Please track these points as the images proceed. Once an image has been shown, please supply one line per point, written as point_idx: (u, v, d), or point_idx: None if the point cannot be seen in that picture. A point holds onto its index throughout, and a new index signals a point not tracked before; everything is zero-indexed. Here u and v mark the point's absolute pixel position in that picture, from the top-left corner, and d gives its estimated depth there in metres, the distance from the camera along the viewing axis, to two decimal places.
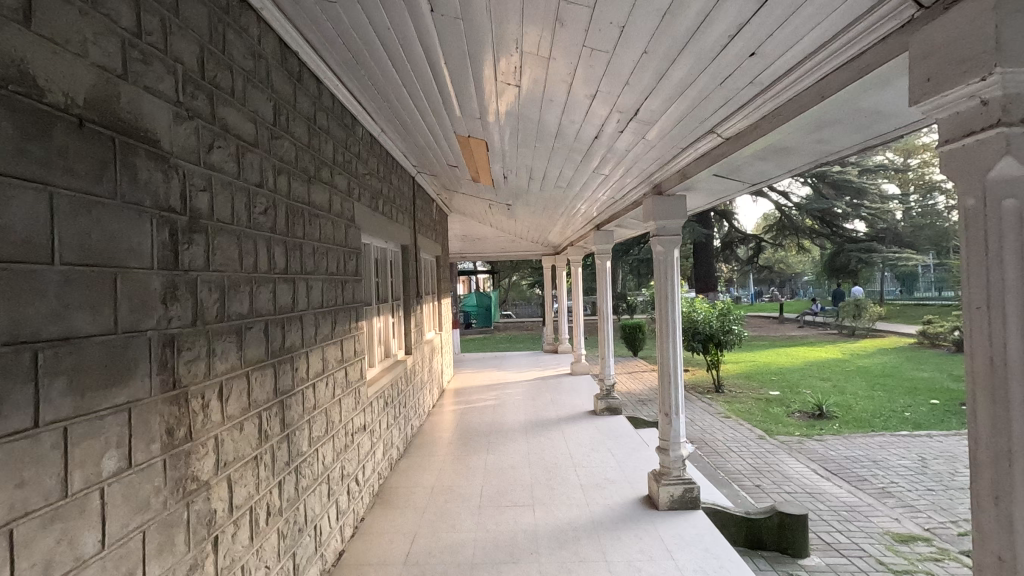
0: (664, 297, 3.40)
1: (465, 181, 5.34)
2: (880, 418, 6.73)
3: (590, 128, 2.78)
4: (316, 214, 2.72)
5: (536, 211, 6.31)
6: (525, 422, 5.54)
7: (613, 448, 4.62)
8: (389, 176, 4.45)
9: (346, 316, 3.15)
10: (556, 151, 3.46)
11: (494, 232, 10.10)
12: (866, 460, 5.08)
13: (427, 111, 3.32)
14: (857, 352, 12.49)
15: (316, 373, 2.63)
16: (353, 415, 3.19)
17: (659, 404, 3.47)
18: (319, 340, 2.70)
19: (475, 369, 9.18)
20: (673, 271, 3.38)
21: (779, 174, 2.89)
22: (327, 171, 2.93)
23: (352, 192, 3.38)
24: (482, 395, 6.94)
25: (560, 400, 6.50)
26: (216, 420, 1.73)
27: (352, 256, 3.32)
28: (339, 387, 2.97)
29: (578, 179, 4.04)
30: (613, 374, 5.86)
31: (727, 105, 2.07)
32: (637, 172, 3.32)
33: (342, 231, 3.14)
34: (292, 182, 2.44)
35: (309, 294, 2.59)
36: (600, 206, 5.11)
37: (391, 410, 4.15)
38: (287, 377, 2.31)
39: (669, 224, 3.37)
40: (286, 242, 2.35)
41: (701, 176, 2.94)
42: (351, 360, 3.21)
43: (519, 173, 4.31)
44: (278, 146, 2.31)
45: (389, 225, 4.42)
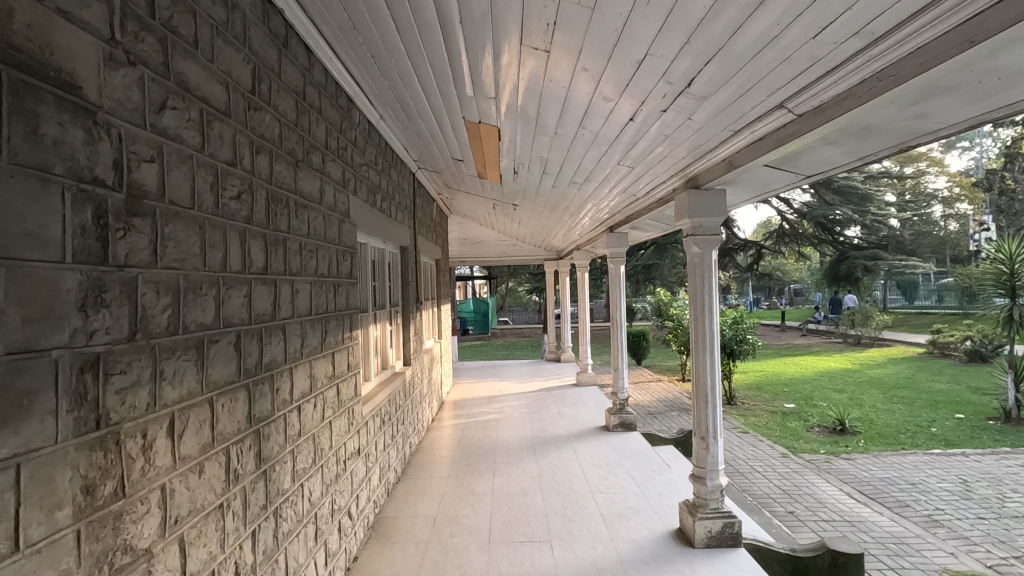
0: (700, 305, 3.01)
1: (470, 178, 4.94)
2: (906, 434, 6.36)
3: (626, 107, 2.39)
4: (304, 205, 2.31)
5: (543, 211, 5.92)
6: (533, 439, 5.11)
7: (632, 470, 4.21)
8: (388, 170, 4.04)
9: (339, 324, 2.73)
10: (579, 139, 3.06)
11: (495, 236, 9.70)
12: (903, 483, 4.69)
13: (434, 92, 2.92)
14: (867, 361, 12.13)
15: (302, 393, 2.22)
16: (346, 439, 2.78)
17: (694, 426, 3.06)
18: (307, 353, 2.29)
19: (476, 378, 8.74)
20: (712, 277, 2.99)
21: (843, 165, 2.50)
22: (318, 157, 2.52)
23: (347, 183, 2.98)
24: (484, 407, 6.50)
25: (568, 413, 6.08)
26: (164, 464, 1.31)
27: (347, 256, 2.91)
28: (330, 408, 2.56)
29: (599, 173, 3.65)
30: (626, 387, 5.44)
31: (812, 69, 1.68)
32: (672, 163, 2.94)
33: (336, 226, 2.74)
34: (275, 165, 2.04)
35: (295, 300, 2.18)
36: (617, 207, 4.71)
37: (388, 429, 3.74)
38: (265, 400, 1.89)
39: (706, 221, 2.98)
40: (266, 236, 1.94)
41: (751, 166, 2.55)
42: (344, 375, 2.79)
43: (531, 167, 3.91)
44: (257, 120, 1.90)
45: (388, 223, 4.02)
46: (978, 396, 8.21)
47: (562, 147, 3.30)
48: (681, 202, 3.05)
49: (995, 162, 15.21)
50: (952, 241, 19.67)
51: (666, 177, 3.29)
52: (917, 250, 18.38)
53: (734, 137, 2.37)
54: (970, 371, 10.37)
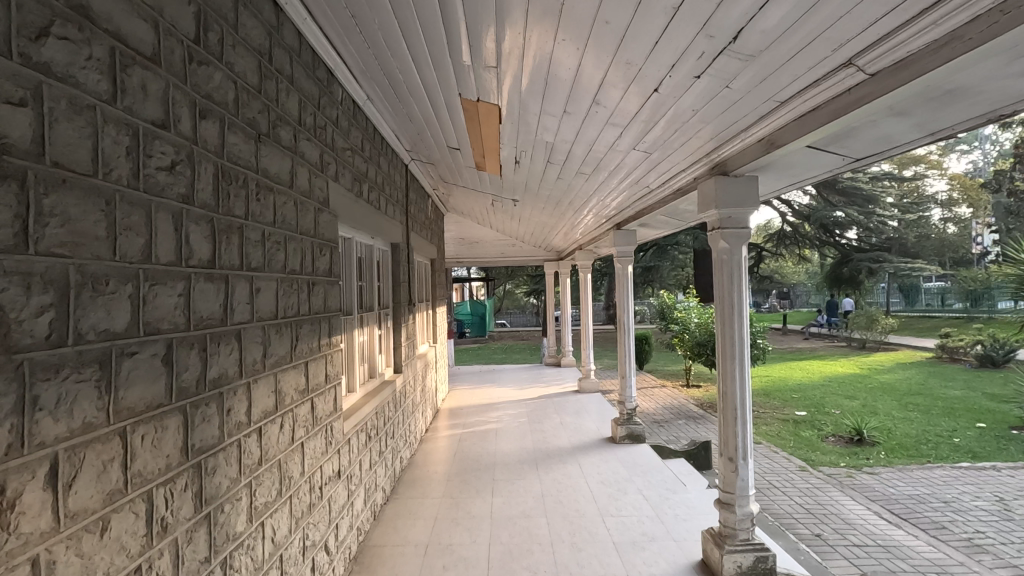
0: (728, 309, 2.64)
1: (468, 170, 4.57)
2: (928, 445, 6.03)
3: (652, 76, 2.02)
4: (268, 187, 1.94)
5: (544, 207, 5.57)
6: (535, 452, 4.74)
7: (644, 488, 3.84)
8: (377, 159, 3.68)
9: (313, 329, 2.35)
10: (589, 120, 2.69)
11: (493, 235, 9.34)
12: (935, 501, 4.33)
13: (425, 63, 2.54)
14: (875, 366, 11.80)
15: (264, 414, 1.85)
16: (323, 461, 2.41)
17: (720, 446, 2.69)
18: (271, 365, 1.92)
19: (472, 384, 8.36)
20: (741, 276, 2.63)
21: (904, 148, 2.14)
22: (288, 133, 2.15)
23: (326, 167, 2.60)
24: (482, 416, 6.12)
25: (570, 423, 5.72)
26: (37, 529, 0.94)
27: (325, 250, 2.54)
28: (302, 428, 2.19)
29: (609, 162, 3.29)
30: (634, 396, 5.07)
31: (903, 10, 1.31)
32: (697, 145, 2.57)
33: (310, 216, 2.36)
34: (228, 134, 1.66)
35: (254, 300, 1.80)
36: (626, 202, 4.34)
37: (375, 445, 3.37)
38: (209, 426, 1.51)
39: (735, 212, 2.62)
40: (215, 221, 1.57)
41: (794, 146, 2.19)
42: (320, 389, 2.42)
43: (535, 155, 3.55)
44: (203, 77, 1.53)
45: (377, 217, 3.65)
46: (998, 404, 7.87)
47: (569, 131, 2.93)
48: (706, 189, 2.69)
49: (1003, 164, 14.93)
50: (956, 243, 19.38)
51: (687, 165, 2.92)
52: (922, 253, 18.11)
53: (780, 110, 2.01)
54: (984, 376, 10.04)
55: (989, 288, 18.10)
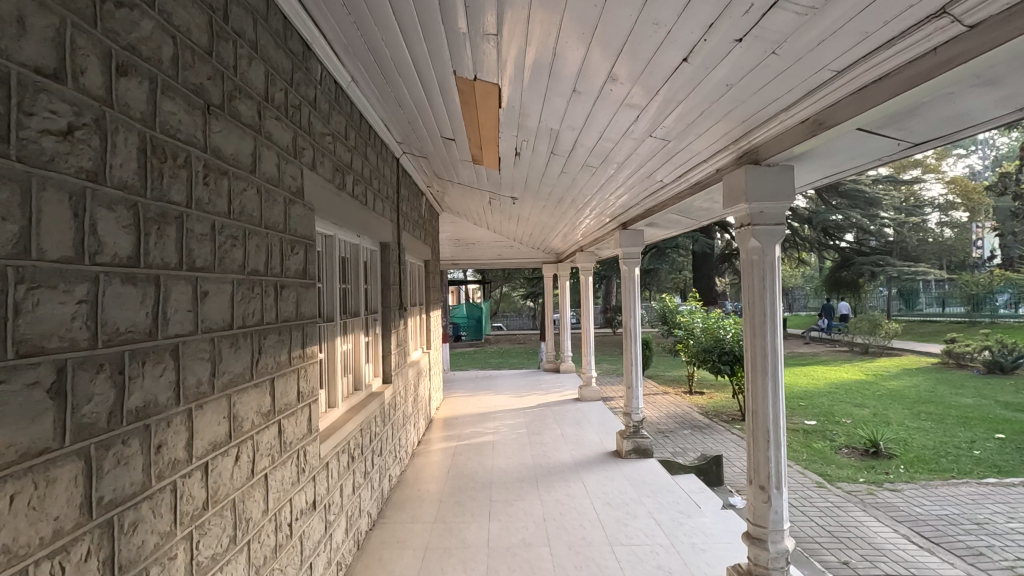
0: (760, 318, 2.32)
1: (464, 164, 4.24)
2: (948, 458, 5.74)
3: (681, 43, 1.70)
4: (221, 170, 1.60)
5: (546, 206, 5.26)
6: (535, 468, 4.39)
7: (655, 511, 3.52)
8: (364, 149, 3.35)
9: (282, 339, 2.01)
10: (601, 102, 2.37)
11: (490, 236, 9.01)
12: (967, 523, 4.02)
13: (414, 35, 2.20)
14: (880, 372, 11.50)
15: (212, 447, 1.51)
16: (293, 493, 2.07)
17: (750, 472, 2.36)
18: (223, 385, 1.57)
19: (468, 391, 8.04)
20: (775, 280, 2.31)
21: (977, 129, 1.83)
22: (250, 108, 1.81)
23: (300, 153, 2.26)
24: (477, 426, 5.77)
25: (572, 435, 5.39)
26: None
27: (298, 247, 2.20)
28: (266, 458, 1.85)
29: (620, 153, 2.96)
30: (641, 408, 4.74)
31: None
32: (724, 129, 2.26)
33: (278, 207, 2.02)
34: (161, 100, 1.32)
35: (199, 306, 1.46)
36: (633, 199, 4.01)
37: (359, 465, 3.03)
38: (129, 470, 1.17)
39: (769, 206, 2.30)
40: (140, 207, 1.23)
41: (846, 127, 1.87)
42: (291, 409, 2.08)
43: (537, 146, 3.22)
44: (124, 24, 1.20)
45: (363, 213, 3.31)
46: (1014, 413, 7.59)
47: (578, 116, 2.61)
48: (734, 179, 2.37)
49: (1007, 166, 14.73)
50: (958, 247, 19.15)
51: (710, 155, 2.60)
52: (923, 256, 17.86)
53: (835, 81, 1.69)
54: (994, 384, 9.75)
55: (992, 292, 17.88)
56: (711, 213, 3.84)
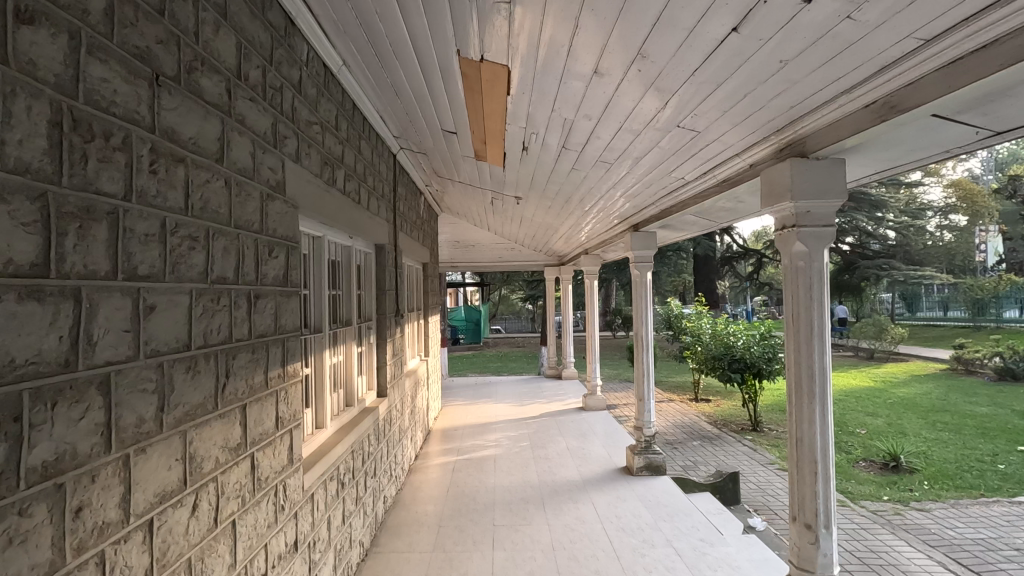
0: (807, 332, 2.03)
1: (465, 160, 3.95)
2: (972, 472, 5.46)
3: (733, 8, 1.41)
4: (177, 155, 1.31)
5: (551, 206, 4.98)
6: (540, 487, 4.10)
7: (674, 539, 3.23)
8: (357, 142, 3.06)
9: (256, 358, 1.71)
10: (624, 85, 2.08)
11: (491, 238, 8.71)
12: (1006, 549, 3.73)
13: (412, 7, 1.90)
14: (889, 379, 11.23)
15: (158, 498, 1.21)
16: (269, 538, 1.77)
17: (792, 508, 2.07)
18: (175, 420, 1.28)
19: (468, 399, 7.74)
20: (823, 288, 2.02)
21: None
22: (217, 84, 1.51)
23: (281, 142, 1.97)
24: (477, 439, 5.47)
25: (579, 449, 5.10)
26: None
27: (277, 249, 1.90)
28: (235, 502, 1.55)
29: (640, 147, 2.68)
30: (652, 421, 4.45)
31: None
32: (767, 116, 1.97)
33: (253, 204, 1.72)
34: (87, 62, 1.03)
35: (143, 323, 1.17)
36: (648, 200, 3.73)
37: (349, 492, 2.73)
38: (28, 550, 0.88)
39: (816, 205, 2.01)
40: (51, 198, 0.94)
41: (923, 110, 1.59)
42: (267, 438, 1.78)
43: (548, 139, 2.93)
44: None
45: (356, 212, 3.02)
46: None
47: (597, 102, 2.32)
48: (775, 176, 2.10)
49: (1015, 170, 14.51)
50: (962, 251, 18.92)
51: (744, 148, 2.32)
52: (928, 260, 17.62)
53: (918, 52, 1.41)
54: (1007, 391, 9.48)
55: (998, 297, 17.66)
56: (733, 214, 3.55)
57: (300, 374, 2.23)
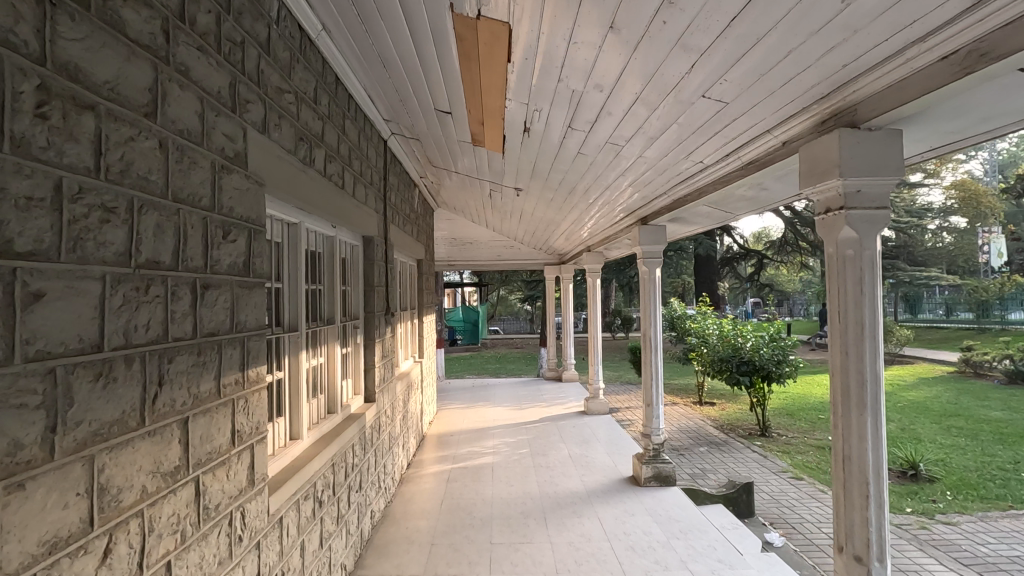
0: (858, 331, 1.73)
1: (461, 146, 3.65)
2: (996, 481, 5.18)
3: None
4: (80, 100, 1.01)
5: (554, 199, 4.69)
6: (541, 500, 3.80)
7: (690, 561, 2.93)
8: (341, 122, 2.76)
9: (204, 361, 1.42)
10: (643, 45, 1.78)
11: (489, 235, 8.41)
12: None
13: None
14: (896, 382, 10.95)
15: (48, 548, 0.92)
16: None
17: (838, 535, 1.78)
18: (75, 443, 0.98)
19: (465, 402, 7.45)
20: (876, 280, 1.73)
21: None
22: (147, 21, 1.21)
23: (242, 107, 1.67)
24: (473, 446, 5.17)
25: (581, 456, 4.81)
26: None
27: (236, 232, 1.61)
28: (171, 541, 1.26)
29: (656, 125, 2.38)
30: (661, 428, 4.15)
31: None
32: (813, 78, 1.67)
33: (202, 174, 1.42)
34: None
35: (18, 316, 0.87)
36: (658, 190, 3.44)
37: (329, 510, 2.43)
38: None
39: (868, 183, 1.73)
40: None
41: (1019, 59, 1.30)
42: (221, 458, 1.49)
43: (552, 117, 2.64)
44: None
45: (339, 198, 2.72)
46: None
47: (610, 69, 2.02)
48: (820, 149, 1.82)
49: None
50: (966, 252, 18.68)
51: (779, 122, 2.03)
52: None
53: None
54: (1019, 395, 9.20)
55: (1002, 299, 17.40)
56: (754, 203, 3.26)
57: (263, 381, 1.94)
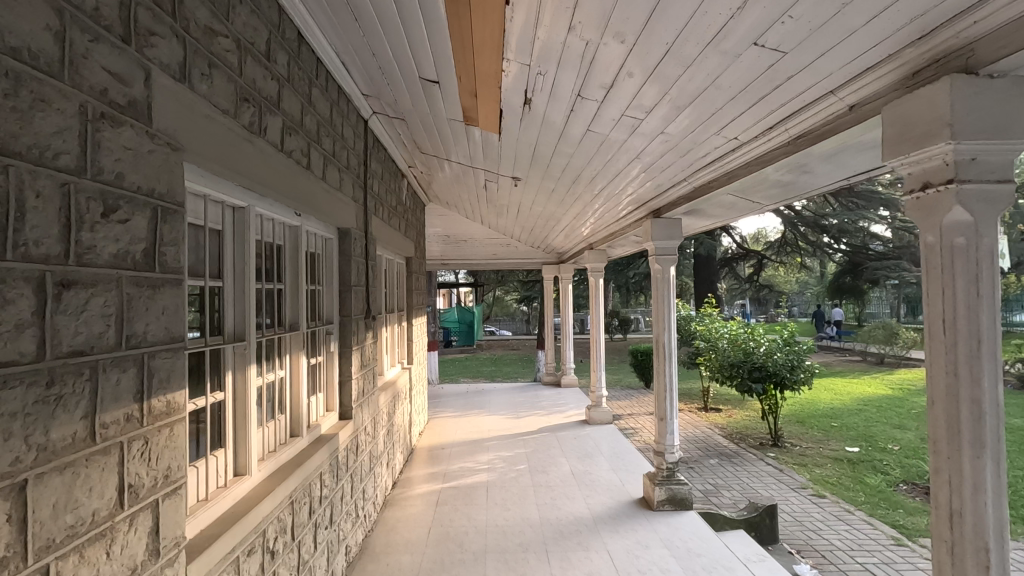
0: (973, 344, 1.31)
1: (452, 126, 3.20)
2: None
3: None
4: None
5: (555, 190, 4.25)
6: (541, 528, 3.35)
7: None
8: (305, 89, 2.31)
9: (62, 396, 0.97)
10: None
11: (484, 233, 7.96)
12: None
13: None
14: (906, 387, 10.54)
15: None
16: None
17: None
18: None
19: (459, 410, 7.01)
20: (992, 277, 1.31)
21: None
22: None
23: (145, 39, 1.22)
24: (466, 461, 4.71)
25: (585, 473, 4.38)
26: None
27: (131, 208, 1.16)
28: None
29: (686, 87, 1.95)
30: (675, 444, 3.73)
31: None
32: (917, 5, 1.24)
33: (60, 121, 0.98)
34: None
35: None
36: (676, 175, 2.99)
37: (285, 560, 1.99)
38: None
39: (985, 150, 1.30)
40: None
41: None
42: (97, 532, 1.04)
43: (558, 82, 2.20)
44: None
45: (304, 180, 2.27)
46: None
47: (634, 11, 1.58)
48: (917, 107, 1.40)
49: None
50: None
51: (855, 75, 1.58)
52: None
53: None
54: None
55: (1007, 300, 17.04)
56: (788, 191, 2.82)
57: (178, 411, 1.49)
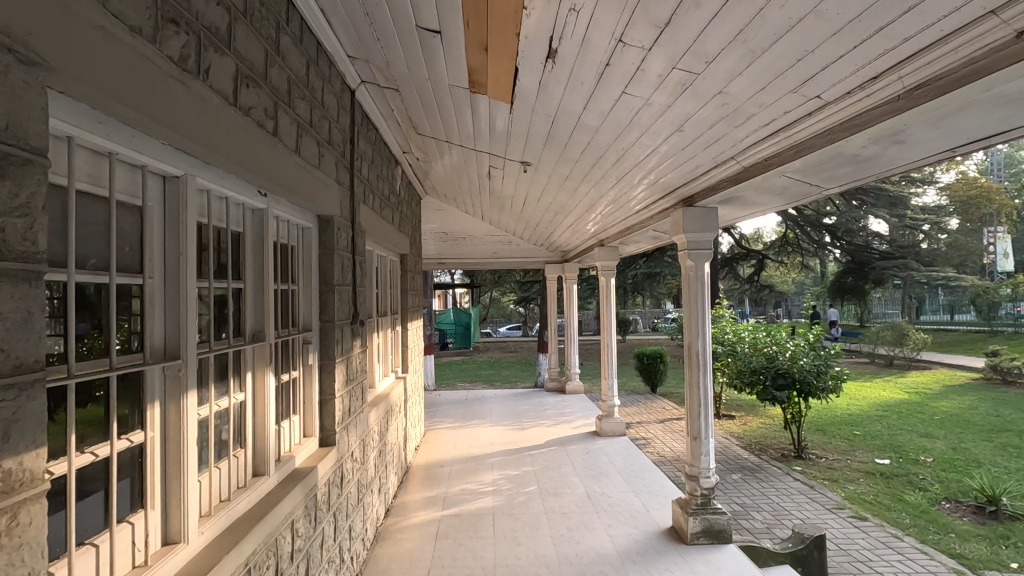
0: None
1: (453, 95, 2.70)
2: None
3: None
4: None
5: (569, 177, 3.76)
6: (559, 569, 2.85)
7: None
8: (270, 32, 1.80)
9: None
10: None
11: (483, 229, 7.45)
12: None
13: None
14: (922, 391, 10.10)
15: None
16: None
17: None
18: None
19: (457, 419, 6.51)
20: None
21: None
22: None
23: None
24: (468, 482, 4.21)
25: (603, 497, 3.89)
26: None
27: None
28: None
29: (774, 20, 1.46)
30: (711, 467, 3.25)
31: None
32: None
33: None
34: None
35: None
36: (723, 152, 2.51)
37: None
38: None
39: None
40: None
41: None
42: None
43: (594, 21, 1.71)
44: None
45: (271, 148, 1.78)
46: None
47: None
48: None
49: None
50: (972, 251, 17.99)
51: None
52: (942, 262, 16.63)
53: None
54: None
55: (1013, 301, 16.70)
56: (863, 167, 2.34)
57: (50, 471, 1.00)
